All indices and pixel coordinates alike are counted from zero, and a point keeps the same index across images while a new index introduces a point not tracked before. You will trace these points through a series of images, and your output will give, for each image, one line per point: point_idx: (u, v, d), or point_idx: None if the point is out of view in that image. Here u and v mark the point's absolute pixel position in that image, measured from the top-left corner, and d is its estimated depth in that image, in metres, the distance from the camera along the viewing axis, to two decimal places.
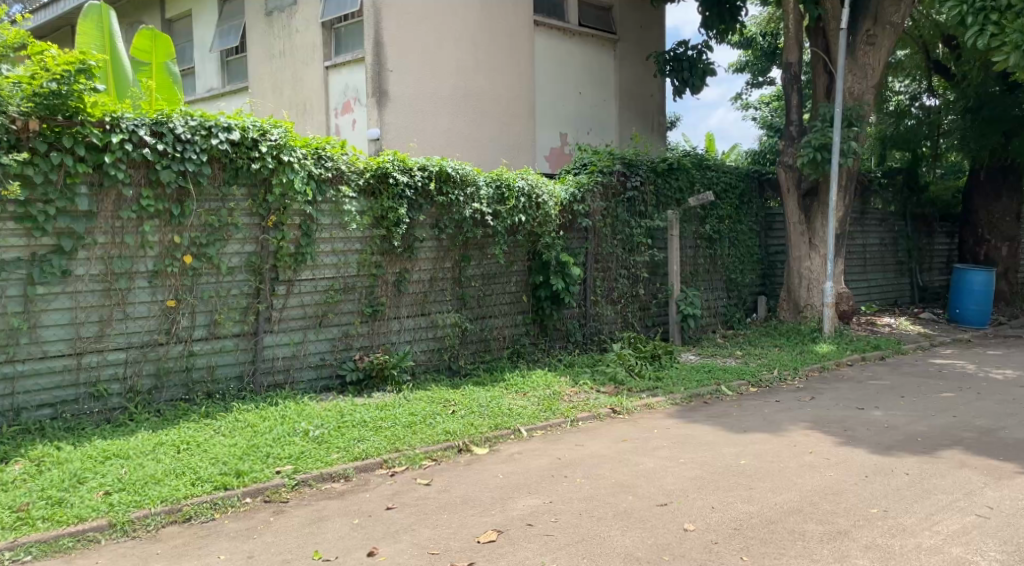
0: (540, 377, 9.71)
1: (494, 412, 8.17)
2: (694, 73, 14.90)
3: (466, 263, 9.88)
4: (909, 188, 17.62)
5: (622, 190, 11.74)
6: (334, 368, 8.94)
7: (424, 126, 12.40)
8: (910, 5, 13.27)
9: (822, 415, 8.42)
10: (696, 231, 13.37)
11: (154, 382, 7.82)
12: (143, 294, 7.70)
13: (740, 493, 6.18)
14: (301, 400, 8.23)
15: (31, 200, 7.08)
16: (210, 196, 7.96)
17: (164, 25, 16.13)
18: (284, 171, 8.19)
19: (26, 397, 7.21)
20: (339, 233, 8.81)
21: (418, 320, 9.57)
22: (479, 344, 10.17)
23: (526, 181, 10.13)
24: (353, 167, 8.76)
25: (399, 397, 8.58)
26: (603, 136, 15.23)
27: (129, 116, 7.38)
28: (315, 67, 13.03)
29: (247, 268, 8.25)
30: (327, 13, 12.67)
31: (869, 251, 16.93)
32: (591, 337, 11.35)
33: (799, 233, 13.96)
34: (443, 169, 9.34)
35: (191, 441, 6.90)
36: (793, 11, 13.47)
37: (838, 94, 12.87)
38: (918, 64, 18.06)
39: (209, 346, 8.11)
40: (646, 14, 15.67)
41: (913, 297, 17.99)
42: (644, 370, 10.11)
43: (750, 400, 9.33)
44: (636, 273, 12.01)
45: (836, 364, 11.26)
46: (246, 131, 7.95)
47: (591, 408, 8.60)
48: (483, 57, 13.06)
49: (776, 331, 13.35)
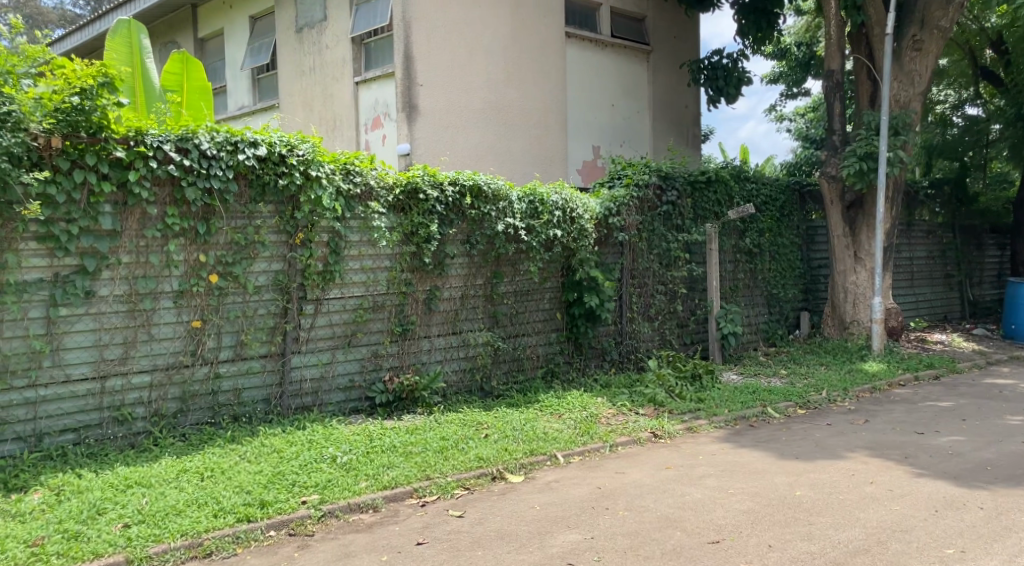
0: (576, 397, 9.35)
1: (529, 436, 7.85)
2: (729, 82, 14.53)
3: (498, 279, 9.58)
4: (957, 199, 17.05)
5: (658, 204, 11.40)
6: (363, 390, 8.68)
7: (455, 140, 12.15)
8: (958, 8, 12.85)
9: (879, 440, 8.01)
10: (736, 245, 12.95)
11: (180, 405, 7.59)
12: (168, 315, 7.47)
13: (798, 529, 5.78)
14: (329, 423, 7.96)
15: (53, 219, 6.88)
16: (236, 213, 7.74)
17: (197, 44, 16.08)
18: (312, 187, 7.96)
19: (48, 422, 7.00)
20: (368, 250, 8.55)
21: (449, 339, 9.28)
22: (513, 364, 9.85)
23: (561, 195, 9.84)
24: (382, 182, 8.51)
25: (429, 420, 8.27)
26: (637, 148, 14.89)
27: (153, 132, 7.18)
28: (345, 82, 12.86)
29: (274, 287, 8.01)
30: (356, 28, 12.54)
31: (916, 265, 16.39)
32: (627, 356, 11.00)
33: (844, 246, 13.51)
34: (476, 184, 9.08)
35: (215, 468, 6.64)
36: (835, 18, 13.14)
37: (884, 102, 12.48)
38: (962, 71, 17.61)
39: (235, 367, 7.86)
40: (679, 25, 15.35)
41: (963, 312, 17.44)
42: (685, 391, 9.70)
43: (800, 423, 8.92)
44: (674, 289, 11.63)
45: (888, 385, 10.88)
46: (273, 146, 7.73)
47: (632, 432, 8.25)
48: (514, 70, 12.81)
49: (822, 349, 12.91)
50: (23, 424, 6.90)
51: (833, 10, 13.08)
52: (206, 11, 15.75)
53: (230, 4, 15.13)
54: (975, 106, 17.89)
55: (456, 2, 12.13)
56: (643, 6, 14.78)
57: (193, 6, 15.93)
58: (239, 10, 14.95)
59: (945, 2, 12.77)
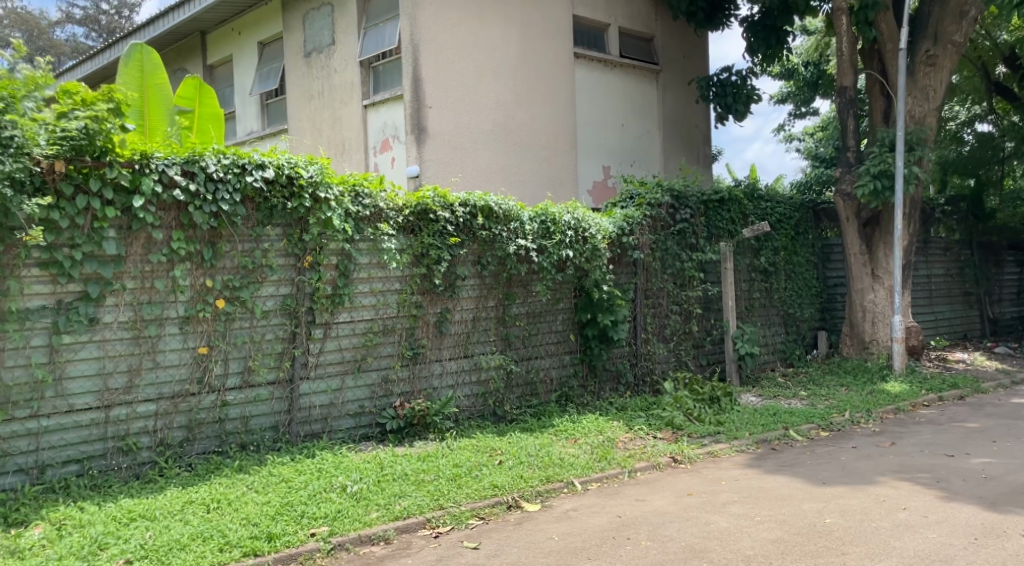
0: (592, 421, 9.12)
1: (545, 462, 7.62)
2: (737, 99, 14.36)
3: (510, 301, 9.39)
4: (974, 216, 16.87)
5: (671, 223, 11.21)
6: (373, 417, 8.48)
7: (465, 162, 12.02)
8: (972, 23, 12.77)
9: (908, 465, 7.94)
10: (751, 263, 12.74)
11: (186, 434, 7.40)
12: (174, 341, 7.29)
13: (831, 560, 5.54)
14: (338, 451, 7.75)
15: (56, 245, 6.72)
16: (244, 237, 7.58)
17: (206, 70, 16.07)
18: (321, 209, 7.81)
19: (51, 453, 6.82)
20: (377, 272, 8.38)
21: (460, 363, 9.07)
22: (526, 388, 9.64)
23: (573, 215, 9.67)
24: (391, 204, 8.37)
25: (442, 446, 8.06)
26: (648, 168, 14.72)
27: (159, 155, 7.04)
28: (353, 106, 12.77)
29: (283, 311, 7.83)
30: (365, 51, 12.47)
31: (934, 282, 16.15)
32: (643, 378, 10.77)
33: (861, 264, 13.26)
34: (487, 204, 8.92)
35: (221, 499, 6.44)
36: (847, 33, 12.97)
37: (899, 117, 12.29)
38: (975, 87, 17.34)
39: (242, 395, 7.67)
40: (688, 44, 15.25)
41: (983, 330, 17.18)
42: (703, 414, 9.47)
43: (824, 447, 8.74)
44: (689, 309, 11.42)
45: (913, 406, 10.80)
46: (280, 169, 7.58)
47: (651, 457, 8.03)
48: (523, 91, 12.70)
49: (841, 369, 12.66)
50: (25, 455, 6.72)
51: (846, 27, 12.85)
52: (215, 38, 15.74)
53: (239, 30, 15.11)
54: (986, 123, 17.76)
55: (464, 25, 12.05)
56: (652, 26, 14.70)
57: (201, 33, 15.93)
58: (248, 36, 14.92)
59: (959, 16, 12.72)
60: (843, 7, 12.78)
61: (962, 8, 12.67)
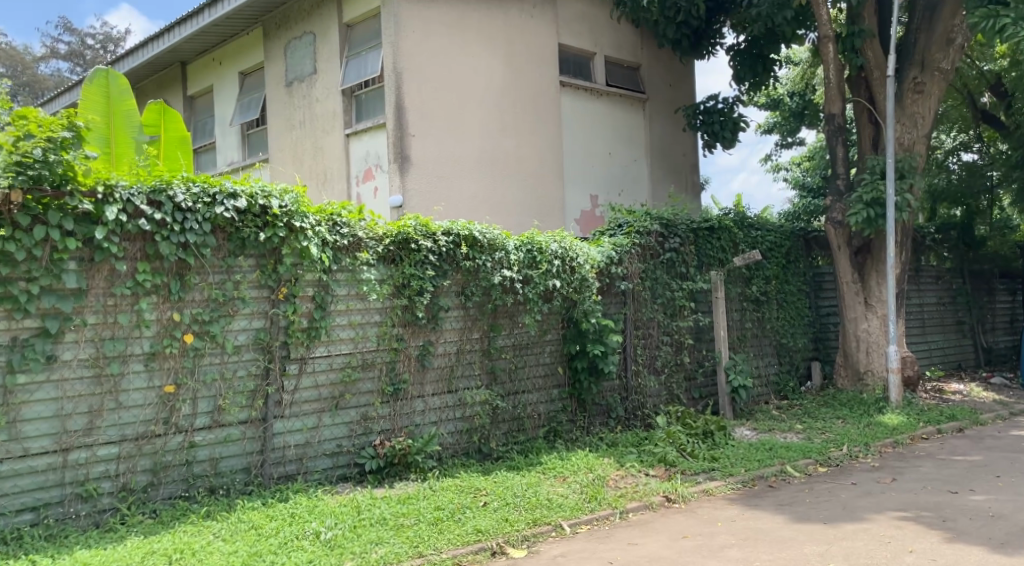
0: (581, 458, 8.75)
1: (532, 503, 7.26)
2: (725, 127, 14.17)
3: (495, 333, 9.04)
4: (965, 244, 16.69)
5: (660, 251, 10.94)
6: (352, 456, 8.08)
7: (449, 191, 11.74)
8: (959, 50, 12.69)
9: (911, 502, 7.60)
10: (742, 292, 12.44)
11: (151, 478, 7.00)
12: (139, 379, 6.91)
13: None
14: (314, 494, 7.37)
15: (11, 278, 6.36)
16: (214, 269, 7.23)
17: (186, 101, 15.80)
18: (297, 238, 7.47)
19: (3, 502, 6.41)
20: (356, 304, 8.03)
21: (444, 399, 8.70)
22: (513, 423, 9.27)
23: (560, 244, 9.38)
24: (371, 233, 8.06)
25: (423, 487, 7.68)
26: (636, 196, 14.46)
27: (123, 184, 6.69)
28: (335, 135, 12.49)
29: (255, 346, 7.46)
30: (347, 79, 12.22)
31: (927, 311, 15.90)
32: (633, 412, 10.40)
33: (854, 293, 12.99)
34: (471, 233, 8.62)
35: (185, 549, 6.06)
36: (834, 60, 12.74)
37: (889, 144, 12.08)
38: (961, 116, 17.36)
39: (211, 436, 7.28)
40: (675, 73, 15.10)
41: (977, 360, 16.92)
42: (697, 450, 9.12)
43: (823, 484, 8.41)
44: (680, 340, 11.09)
45: (911, 439, 10.50)
46: (254, 198, 7.25)
47: (643, 497, 7.66)
48: (509, 119, 12.46)
49: (836, 401, 12.33)
50: None
51: (832, 55, 12.64)
52: (196, 69, 15.49)
53: (220, 60, 14.87)
54: (972, 152, 17.71)
55: (448, 53, 11.84)
56: (638, 55, 14.54)
57: (182, 64, 15.68)
58: (229, 67, 14.67)
59: (945, 43, 12.64)
60: (829, 35, 12.57)
61: (949, 35, 12.62)
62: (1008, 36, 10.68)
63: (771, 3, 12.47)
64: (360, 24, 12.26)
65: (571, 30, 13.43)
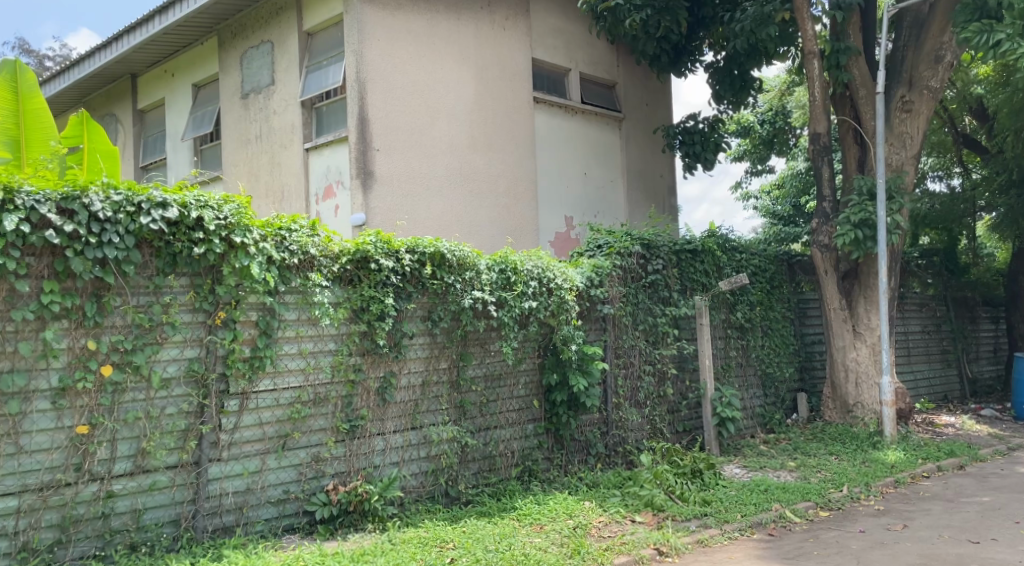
0: (560, 502, 7.83)
1: (506, 560, 6.38)
2: (706, 148, 13.50)
3: (465, 363, 8.12)
4: (948, 271, 16.20)
5: (642, 274, 10.13)
6: (300, 503, 7.12)
7: (415, 208, 10.87)
8: (948, 68, 12.05)
9: (931, 554, 6.83)
10: (726, 320, 11.65)
11: (58, 534, 6.00)
12: (44, 419, 5.94)
13: None
14: (254, 551, 6.42)
15: None
16: (139, 289, 6.27)
17: (136, 115, 14.83)
18: (237, 256, 6.53)
19: None
20: (307, 330, 7.10)
21: (408, 436, 7.74)
22: (483, 463, 8.33)
23: (537, 263, 8.53)
24: (325, 251, 7.11)
25: (381, 540, 6.75)
26: (613, 217, 13.66)
27: (28, 189, 5.76)
28: (293, 149, 11.58)
29: (187, 379, 6.50)
30: (307, 90, 11.35)
31: (912, 341, 15.26)
32: (614, 449, 9.49)
33: (842, 320, 12.21)
34: (438, 251, 7.72)
35: None
36: (820, 78, 11.90)
37: (879, 166, 11.33)
38: (942, 140, 16.87)
39: (132, 484, 6.28)
40: (651, 92, 14.42)
41: (963, 390, 16.24)
42: (687, 492, 8.25)
43: (829, 532, 7.60)
44: (663, 369, 10.29)
45: (912, 477, 9.76)
46: (187, 208, 6.31)
47: (632, 549, 6.81)
48: (480, 135, 11.64)
49: (827, 436, 11.54)
50: None
51: (817, 72, 11.77)
52: (147, 82, 14.52)
53: (172, 72, 13.92)
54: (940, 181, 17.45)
55: (414, 64, 11.01)
56: (614, 72, 13.81)
57: (132, 76, 14.70)
58: (182, 78, 13.72)
59: (933, 61, 12.00)
60: (814, 51, 11.73)
61: (937, 53, 12.00)
62: (1003, 52, 9.93)
63: (755, 17, 11.73)
64: (320, 32, 11.39)
65: (545, 44, 12.68)
